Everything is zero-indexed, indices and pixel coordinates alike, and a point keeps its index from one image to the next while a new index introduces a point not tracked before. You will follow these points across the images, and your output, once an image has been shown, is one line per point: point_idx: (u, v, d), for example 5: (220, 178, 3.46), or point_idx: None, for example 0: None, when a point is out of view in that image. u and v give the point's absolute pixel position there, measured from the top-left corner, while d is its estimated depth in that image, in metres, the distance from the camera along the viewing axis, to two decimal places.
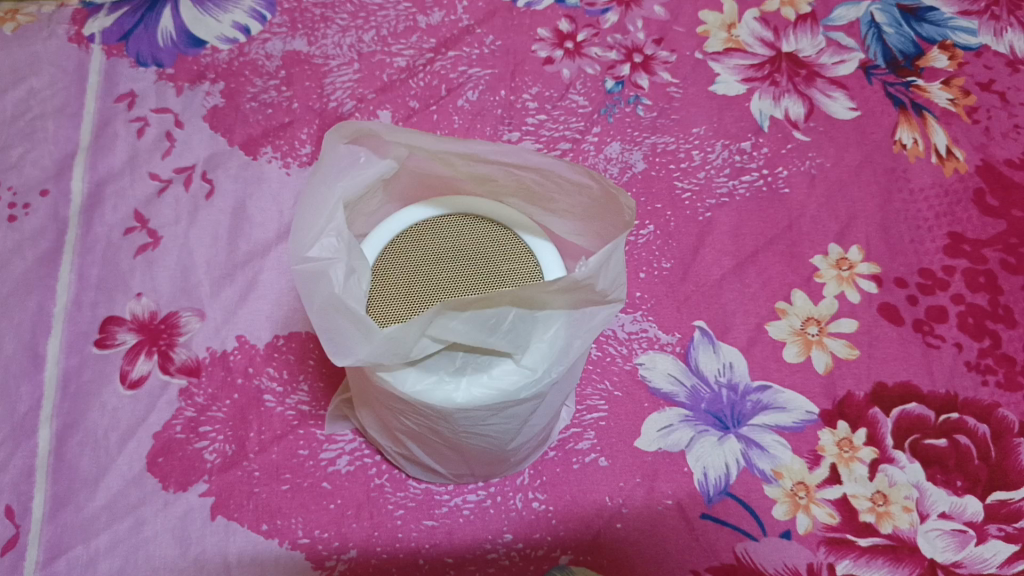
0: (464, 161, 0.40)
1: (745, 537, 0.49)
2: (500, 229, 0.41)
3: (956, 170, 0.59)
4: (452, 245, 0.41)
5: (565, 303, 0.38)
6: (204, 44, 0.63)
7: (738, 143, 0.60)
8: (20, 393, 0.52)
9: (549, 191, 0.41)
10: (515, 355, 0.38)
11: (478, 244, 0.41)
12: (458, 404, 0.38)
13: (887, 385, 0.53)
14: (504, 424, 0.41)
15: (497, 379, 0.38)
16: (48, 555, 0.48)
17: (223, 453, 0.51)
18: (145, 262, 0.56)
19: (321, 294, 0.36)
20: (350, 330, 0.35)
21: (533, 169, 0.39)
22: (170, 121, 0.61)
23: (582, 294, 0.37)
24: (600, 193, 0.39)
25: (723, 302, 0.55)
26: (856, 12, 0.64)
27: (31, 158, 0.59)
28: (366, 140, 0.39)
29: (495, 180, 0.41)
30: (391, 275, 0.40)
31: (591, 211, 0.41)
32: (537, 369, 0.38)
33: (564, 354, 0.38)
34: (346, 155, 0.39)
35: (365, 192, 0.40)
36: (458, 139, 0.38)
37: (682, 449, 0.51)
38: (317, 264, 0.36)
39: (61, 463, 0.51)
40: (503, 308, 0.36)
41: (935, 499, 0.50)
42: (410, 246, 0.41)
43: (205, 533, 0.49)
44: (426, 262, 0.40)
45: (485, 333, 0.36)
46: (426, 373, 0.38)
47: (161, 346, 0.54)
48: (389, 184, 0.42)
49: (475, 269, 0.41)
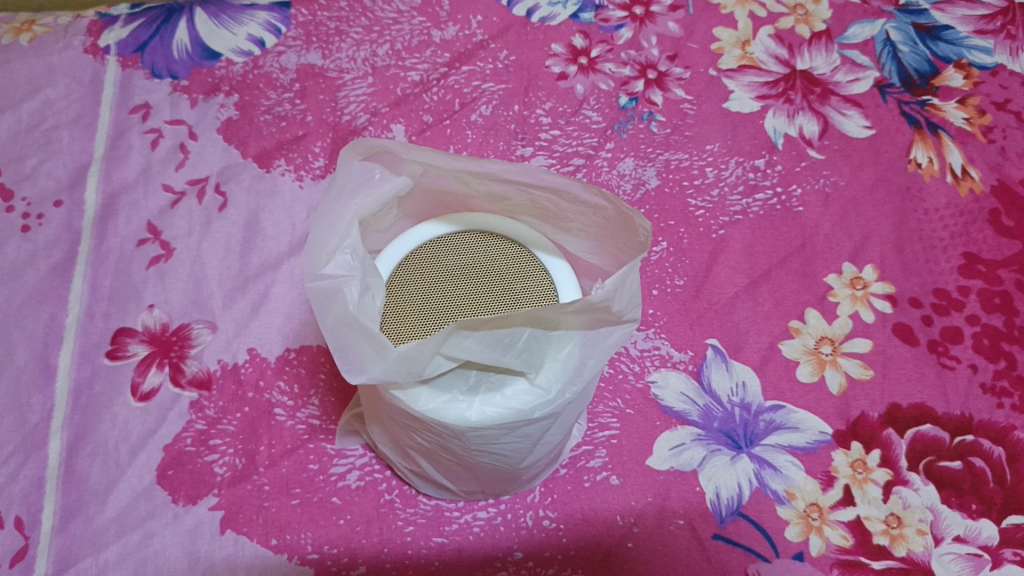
0: (479, 179, 0.40)
1: (757, 558, 0.49)
2: (515, 247, 0.41)
3: (971, 190, 0.59)
4: (466, 263, 0.41)
5: (579, 324, 0.38)
6: (219, 56, 0.63)
7: (752, 160, 0.60)
8: (31, 404, 0.52)
9: (564, 211, 0.41)
10: (529, 375, 0.38)
11: (493, 262, 0.41)
12: (471, 423, 0.37)
13: (901, 406, 0.52)
14: (517, 444, 0.40)
15: (510, 400, 0.38)
16: (57, 567, 0.48)
17: (233, 467, 0.51)
18: (157, 273, 0.56)
19: (336, 311, 0.36)
20: (364, 347, 0.35)
21: (548, 189, 0.39)
22: (184, 133, 0.61)
23: (596, 315, 0.37)
24: (615, 214, 0.39)
25: (736, 320, 0.55)
26: (871, 31, 0.64)
27: (46, 168, 0.59)
28: (382, 157, 0.39)
29: (509, 198, 0.41)
30: (405, 292, 0.40)
31: (606, 231, 0.41)
32: (550, 389, 0.38)
33: (579, 374, 0.38)
34: (360, 171, 0.39)
35: (379, 209, 0.40)
36: (473, 157, 0.38)
37: (694, 469, 0.51)
38: (332, 281, 0.36)
39: (71, 474, 0.51)
40: (518, 328, 0.36)
41: (950, 522, 0.49)
42: (424, 262, 0.41)
43: (214, 547, 0.49)
44: (441, 279, 0.40)
45: (499, 353, 0.36)
46: (439, 391, 0.38)
47: (172, 358, 0.54)
48: (403, 201, 0.42)
49: (490, 287, 0.40)
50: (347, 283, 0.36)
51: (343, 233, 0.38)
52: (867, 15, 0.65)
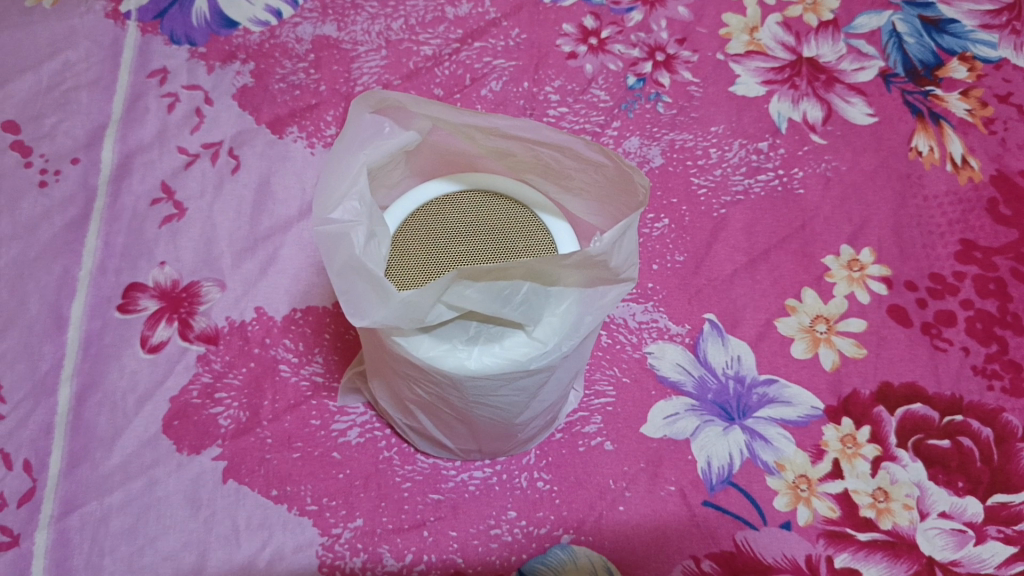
0: (486, 135, 0.41)
1: (746, 526, 0.50)
2: (517, 205, 0.42)
3: (970, 179, 0.59)
4: (470, 219, 0.42)
5: (578, 282, 0.39)
6: (237, 25, 0.65)
7: (756, 143, 0.61)
8: (42, 352, 0.54)
9: (567, 171, 0.42)
10: (528, 328, 0.39)
11: (495, 220, 0.42)
12: (469, 371, 0.39)
13: (892, 385, 0.53)
14: (511, 397, 0.42)
15: (508, 351, 0.39)
16: (62, 509, 0.50)
17: (237, 419, 0.52)
18: (170, 232, 0.58)
19: (342, 255, 0.37)
20: (369, 291, 0.36)
21: (551, 147, 0.40)
22: (200, 98, 0.62)
23: (594, 272, 0.38)
24: (615, 173, 0.40)
25: (733, 297, 0.56)
26: (877, 21, 0.65)
27: (64, 127, 0.61)
28: (392, 111, 0.40)
29: (514, 157, 0.42)
30: (411, 245, 0.41)
31: (606, 193, 0.42)
32: (548, 342, 0.39)
33: (575, 329, 0.39)
34: (371, 124, 0.40)
35: (387, 163, 0.42)
36: (479, 112, 0.39)
37: (687, 438, 0.52)
38: (339, 226, 0.37)
39: (79, 421, 0.52)
40: (518, 281, 0.37)
41: (936, 498, 0.50)
42: (429, 216, 0.42)
43: (216, 496, 0.50)
44: (444, 235, 0.42)
45: (498, 304, 0.37)
46: (439, 340, 0.39)
47: (181, 314, 0.55)
48: (411, 157, 0.43)
49: (492, 243, 0.42)
50: (354, 229, 0.38)
51: (352, 181, 0.39)
52: (874, 7, 0.66)
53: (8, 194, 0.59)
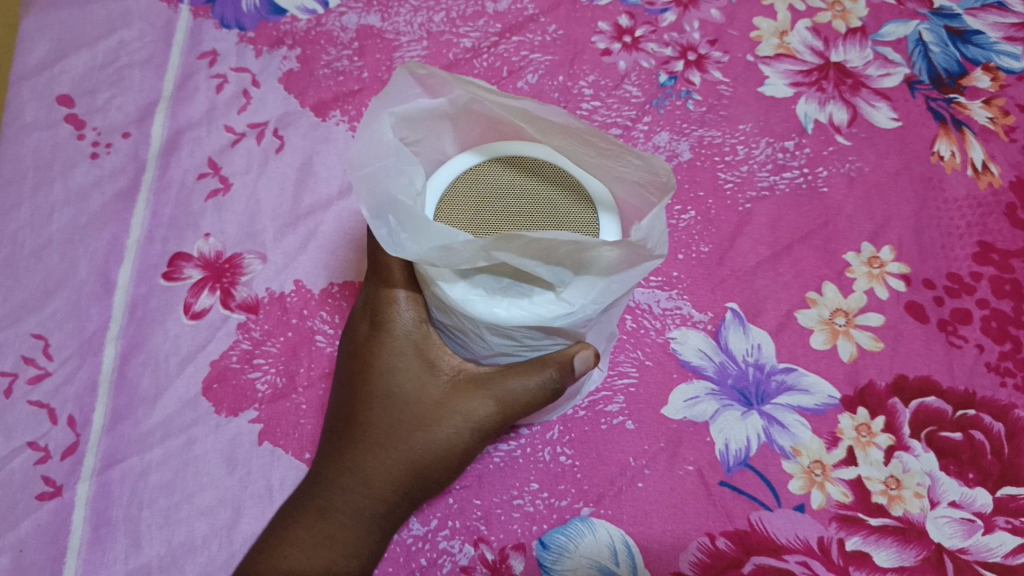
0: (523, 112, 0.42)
1: (761, 507, 0.52)
2: (554, 177, 0.43)
3: (990, 184, 0.61)
4: (509, 187, 0.43)
5: (614, 264, 0.39)
6: (285, 12, 0.67)
7: (782, 142, 0.62)
8: (90, 313, 0.56)
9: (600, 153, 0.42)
10: (558, 289, 0.39)
11: (532, 190, 0.42)
12: (495, 318, 0.39)
13: (908, 378, 0.55)
14: (535, 348, 0.42)
15: (536, 307, 0.39)
16: (105, 462, 0.53)
17: (274, 385, 0.54)
18: (215, 205, 0.60)
19: (381, 189, 0.39)
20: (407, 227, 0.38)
21: (582, 130, 0.41)
22: (247, 80, 0.64)
23: (626, 257, 0.38)
24: (640, 162, 0.41)
25: (755, 288, 0.58)
26: (905, 30, 0.67)
27: (117, 102, 0.63)
28: (427, 79, 0.43)
29: (549, 132, 0.42)
30: (452, 203, 0.42)
31: (639, 181, 0.41)
32: (576, 304, 0.39)
33: (602, 296, 0.40)
34: (405, 89, 0.43)
35: (422, 125, 0.45)
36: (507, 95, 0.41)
37: (706, 420, 0.54)
38: (376, 165, 0.40)
39: (123, 380, 0.55)
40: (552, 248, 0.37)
41: (946, 488, 0.52)
42: (469, 183, 0.43)
43: (252, 456, 0.53)
44: (483, 199, 0.42)
45: (534, 263, 0.38)
46: (472, 286, 0.40)
47: (224, 283, 0.57)
48: (450, 125, 0.46)
49: (528, 212, 0.42)
50: (385, 171, 0.40)
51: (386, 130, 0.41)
52: (902, 16, 0.67)
53: (61, 163, 0.61)
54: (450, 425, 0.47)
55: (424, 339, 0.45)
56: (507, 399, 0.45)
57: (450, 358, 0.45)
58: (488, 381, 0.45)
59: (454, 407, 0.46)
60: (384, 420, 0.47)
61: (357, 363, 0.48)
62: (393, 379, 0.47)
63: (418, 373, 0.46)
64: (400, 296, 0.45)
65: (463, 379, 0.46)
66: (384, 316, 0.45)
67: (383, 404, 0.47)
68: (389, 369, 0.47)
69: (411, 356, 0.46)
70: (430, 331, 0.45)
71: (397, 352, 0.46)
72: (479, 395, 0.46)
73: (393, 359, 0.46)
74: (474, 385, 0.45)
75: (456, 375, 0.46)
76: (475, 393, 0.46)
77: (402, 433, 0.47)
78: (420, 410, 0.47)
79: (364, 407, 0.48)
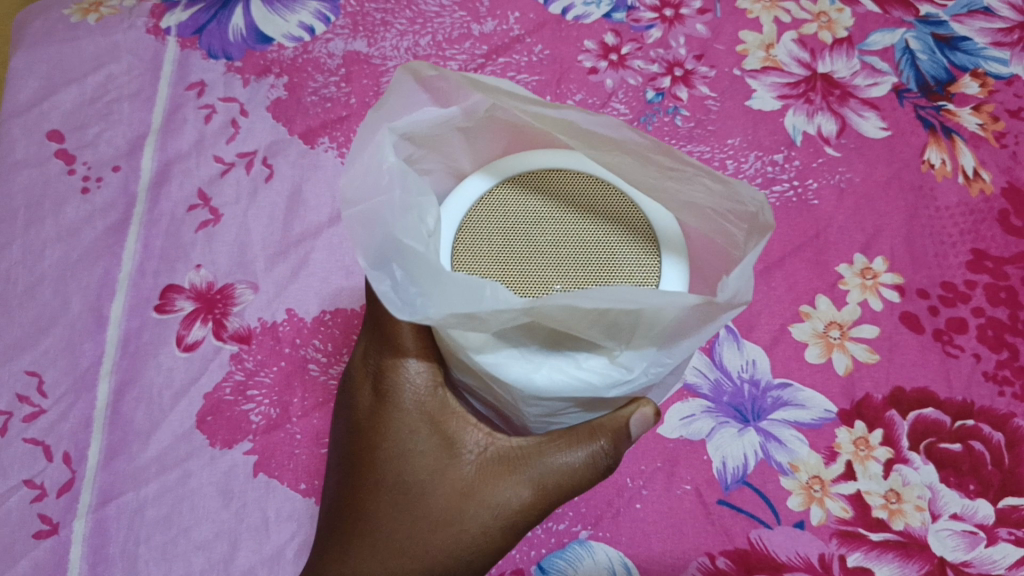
0: (565, 129, 0.40)
1: (760, 524, 0.51)
2: (602, 204, 0.42)
3: (982, 191, 0.61)
4: (549, 216, 0.42)
5: (685, 324, 0.37)
6: (272, 41, 0.67)
7: (771, 154, 0.62)
8: (83, 349, 0.57)
9: (666, 173, 0.40)
10: (611, 352, 0.39)
11: (577, 222, 0.42)
12: (543, 387, 0.39)
13: (904, 390, 0.54)
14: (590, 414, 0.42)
15: (585, 372, 0.39)
16: (101, 499, 0.52)
17: (268, 416, 0.54)
18: (206, 237, 0.60)
19: (375, 234, 0.37)
20: (423, 286, 0.36)
21: (637, 148, 0.39)
22: (236, 110, 0.64)
23: (699, 314, 0.37)
24: (719, 188, 0.39)
25: (749, 302, 0.57)
26: (891, 39, 0.66)
27: (106, 136, 0.64)
28: (436, 82, 0.41)
29: (601, 151, 0.40)
30: (491, 233, 0.42)
31: (710, 203, 0.40)
32: (632, 369, 0.39)
33: (664, 360, 0.39)
34: (408, 93, 0.41)
35: (432, 133, 0.43)
36: (557, 107, 0.38)
37: (703, 438, 0.53)
38: (368, 207, 0.38)
39: (117, 415, 0.55)
40: (592, 317, 0.36)
41: (947, 500, 0.52)
42: (504, 203, 0.43)
43: (247, 488, 0.52)
44: (522, 230, 0.42)
45: (585, 329, 0.37)
46: (517, 353, 0.40)
47: (215, 314, 0.57)
48: (464, 130, 0.44)
49: (573, 239, 0.41)
50: (386, 206, 0.38)
51: (389, 150, 0.40)
52: (888, 24, 0.67)
53: (53, 200, 0.62)
54: (477, 514, 0.45)
55: (442, 415, 0.45)
56: (544, 480, 0.44)
57: (473, 434, 0.45)
58: (522, 465, 0.44)
59: (481, 493, 0.45)
60: (401, 515, 0.45)
61: (361, 441, 0.46)
62: (405, 463, 0.45)
63: (438, 457, 0.45)
64: (408, 364, 0.44)
65: (492, 462, 0.45)
66: (396, 389, 0.44)
67: (398, 495, 0.45)
68: (405, 452, 0.45)
69: (429, 435, 0.45)
70: (446, 400, 0.45)
71: (410, 429, 0.45)
72: (512, 479, 0.45)
73: (409, 439, 0.45)
74: (505, 468, 0.45)
75: (481, 457, 0.45)
76: (506, 477, 0.45)
77: (426, 525, 0.45)
78: (443, 498, 0.45)
79: (374, 496, 0.46)
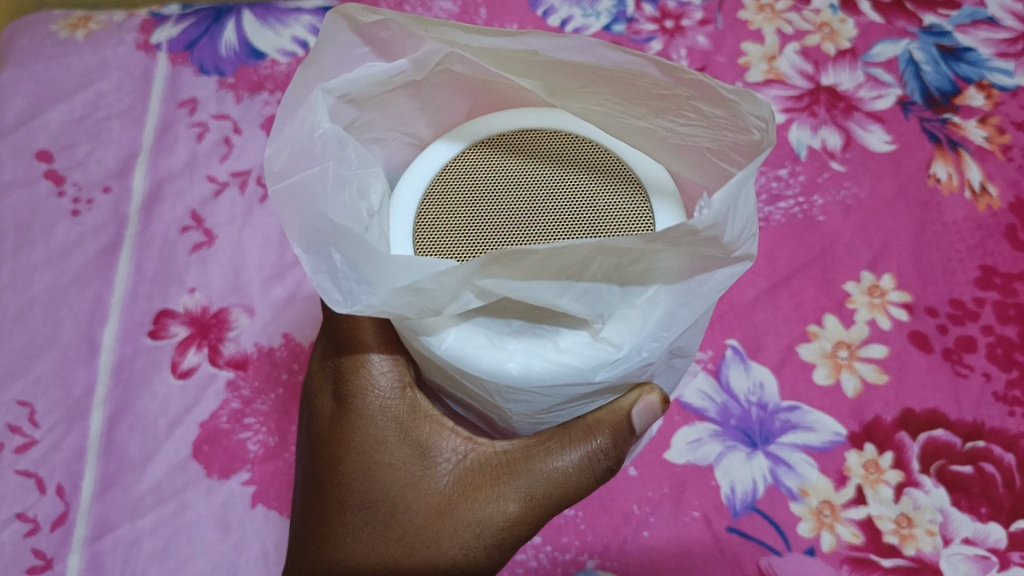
0: (532, 66, 0.35)
1: (770, 551, 0.50)
2: (585, 157, 0.37)
3: (989, 206, 0.60)
4: (524, 177, 0.37)
5: (681, 269, 0.34)
6: (264, 55, 0.65)
7: (775, 170, 0.61)
8: (75, 377, 0.55)
9: (655, 105, 0.36)
10: (594, 327, 0.35)
11: (555, 176, 0.37)
12: (514, 372, 0.34)
13: (914, 411, 0.53)
14: (579, 404, 0.37)
15: (567, 355, 0.35)
16: (95, 532, 0.51)
17: (266, 444, 0.53)
18: (200, 259, 0.59)
19: (304, 213, 0.34)
20: (363, 269, 0.33)
21: (620, 73, 0.35)
22: (229, 127, 0.63)
23: (696, 253, 0.32)
24: (721, 108, 0.34)
25: (755, 322, 0.56)
26: (895, 50, 0.65)
27: (97, 156, 0.62)
28: (377, 32, 0.37)
29: (575, 91, 0.36)
30: (453, 202, 0.37)
31: (707, 134, 0.36)
32: (622, 346, 0.34)
33: (658, 332, 0.35)
34: (344, 45, 0.37)
35: (375, 92, 0.39)
36: (519, 33, 0.33)
37: (711, 463, 0.52)
38: (297, 180, 0.34)
39: (111, 445, 0.53)
40: (573, 270, 0.32)
41: (959, 524, 0.50)
42: (470, 167, 0.38)
43: (246, 520, 0.51)
44: (492, 193, 0.36)
45: (555, 294, 0.32)
46: (482, 338, 0.35)
47: (211, 339, 0.56)
48: (415, 86, 0.40)
49: (552, 197, 0.36)
50: (318, 179, 0.35)
51: (322, 113, 0.36)
52: (891, 35, 0.66)
53: (42, 222, 0.60)
54: (455, 534, 0.42)
55: (412, 420, 0.42)
56: (531, 491, 0.41)
57: (447, 441, 0.42)
58: (505, 475, 0.41)
59: (458, 508, 0.42)
60: (376, 538, 0.43)
61: (325, 451, 0.44)
62: (375, 479, 0.43)
63: (411, 469, 0.42)
64: (374, 360, 0.42)
65: (470, 474, 0.42)
66: (360, 392, 0.42)
67: (367, 514, 0.43)
68: (373, 465, 0.43)
69: (399, 444, 0.42)
70: (416, 403, 0.42)
71: (379, 438, 0.42)
72: (493, 491, 0.41)
73: (376, 450, 0.42)
74: (486, 480, 0.41)
75: (458, 468, 0.42)
76: (487, 490, 0.41)
77: (401, 547, 0.42)
78: (417, 515, 0.42)
79: (342, 516, 0.43)
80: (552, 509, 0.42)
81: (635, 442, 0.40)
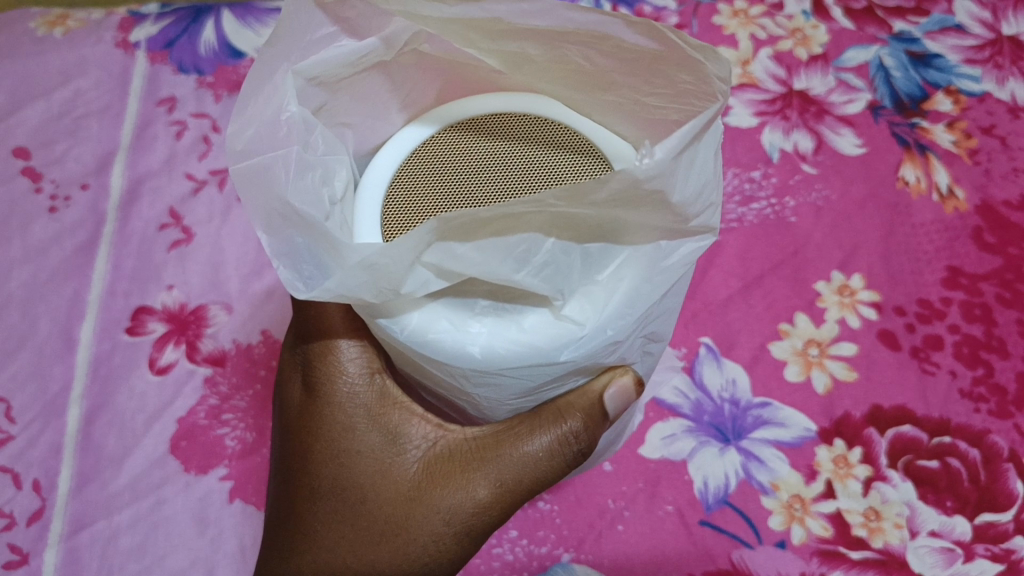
0: (496, 35, 0.36)
1: (742, 545, 0.51)
2: (549, 135, 0.37)
3: (956, 208, 0.61)
4: (492, 154, 0.37)
5: (645, 232, 0.35)
6: (243, 55, 0.66)
7: (749, 172, 0.62)
8: (52, 373, 0.55)
9: (630, 61, 0.36)
10: (555, 305, 0.35)
11: (521, 154, 0.37)
12: (478, 352, 0.35)
13: (883, 408, 0.54)
14: (547, 388, 0.38)
15: (530, 334, 0.35)
16: (71, 528, 0.51)
17: (244, 440, 0.53)
18: (178, 256, 0.59)
19: (266, 193, 0.34)
20: (321, 255, 0.33)
21: (585, 35, 0.35)
22: (208, 126, 0.63)
23: (655, 218, 0.34)
24: (689, 73, 0.35)
25: (728, 320, 0.57)
26: (866, 56, 0.67)
27: (74, 153, 0.62)
28: (343, 10, 0.37)
29: (543, 65, 0.38)
30: (421, 182, 0.37)
31: (674, 102, 0.37)
32: (586, 324, 0.35)
33: (622, 311, 0.35)
34: (310, 24, 0.36)
35: (345, 74, 0.39)
36: (483, 1, 0.33)
37: (684, 458, 0.53)
38: (259, 161, 0.35)
39: (88, 441, 0.53)
40: (534, 232, 0.33)
41: (926, 517, 0.52)
42: (439, 150, 0.38)
43: (224, 515, 0.51)
44: (460, 173, 0.36)
45: (512, 268, 0.33)
46: (446, 320, 0.35)
47: (189, 336, 0.56)
48: (383, 66, 0.40)
49: (516, 169, 0.36)
50: (282, 162, 0.35)
51: (291, 95, 0.37)
52: (862, 41, 0.67)
53: (19, 219, 0.60)
54: (425, 520, 0.42)
55: (381, 408, 0.43)
56: (501, 477, 0.41)
57: (416, 428, 0.42)
58: (475, 461, 0.41)
59: (428, 495, 0.42)
60: (345, 525, 0.43)
61: (296, 439, 0.45)
62: (345, 466, 0.43)
63: (381, 456, 0.43)
64: (344, 346, 0.43)
65: (439, 460, 0.42)
66: (329, 379, 0.43)
67: (336, 502, 0.43)
68: (343, 452, 0.43)
69: (369, 431, 0.43)
70: (387, 389, 0.43)
71: (349, 426, 0.43)
72: (463, 478, 0.42)
73: (346, 437, 0.43)
74: (456, 467, 0.42)
75: (427, 455, 0.42)
76: (457, 476, 0.42)
77: (371, 534, 0.43)
78: (386, 502, 0.43)
79: (311, 504, 0.44)
80: (523, 494, 0.42)
81: (607, 428, 0.41)
